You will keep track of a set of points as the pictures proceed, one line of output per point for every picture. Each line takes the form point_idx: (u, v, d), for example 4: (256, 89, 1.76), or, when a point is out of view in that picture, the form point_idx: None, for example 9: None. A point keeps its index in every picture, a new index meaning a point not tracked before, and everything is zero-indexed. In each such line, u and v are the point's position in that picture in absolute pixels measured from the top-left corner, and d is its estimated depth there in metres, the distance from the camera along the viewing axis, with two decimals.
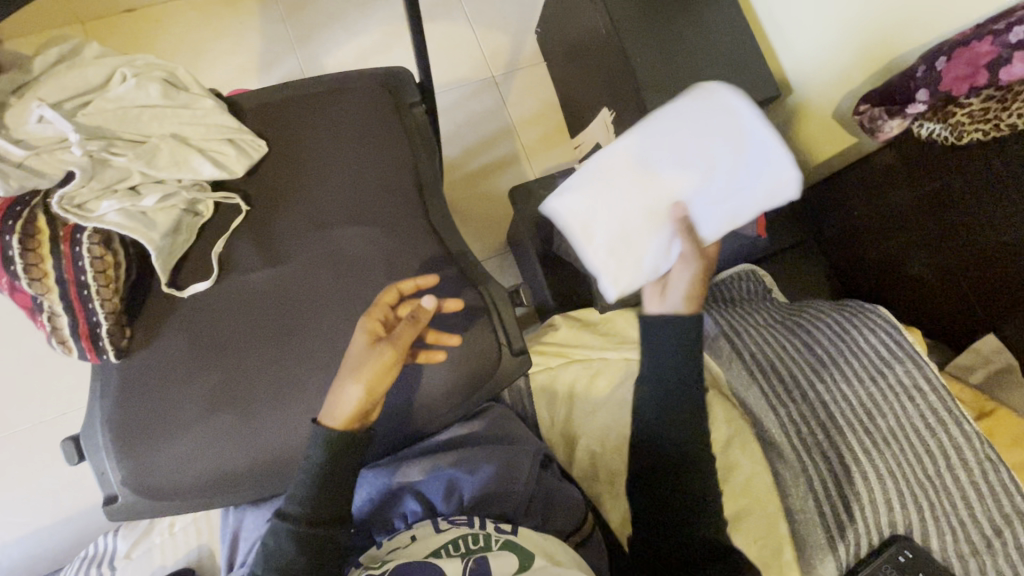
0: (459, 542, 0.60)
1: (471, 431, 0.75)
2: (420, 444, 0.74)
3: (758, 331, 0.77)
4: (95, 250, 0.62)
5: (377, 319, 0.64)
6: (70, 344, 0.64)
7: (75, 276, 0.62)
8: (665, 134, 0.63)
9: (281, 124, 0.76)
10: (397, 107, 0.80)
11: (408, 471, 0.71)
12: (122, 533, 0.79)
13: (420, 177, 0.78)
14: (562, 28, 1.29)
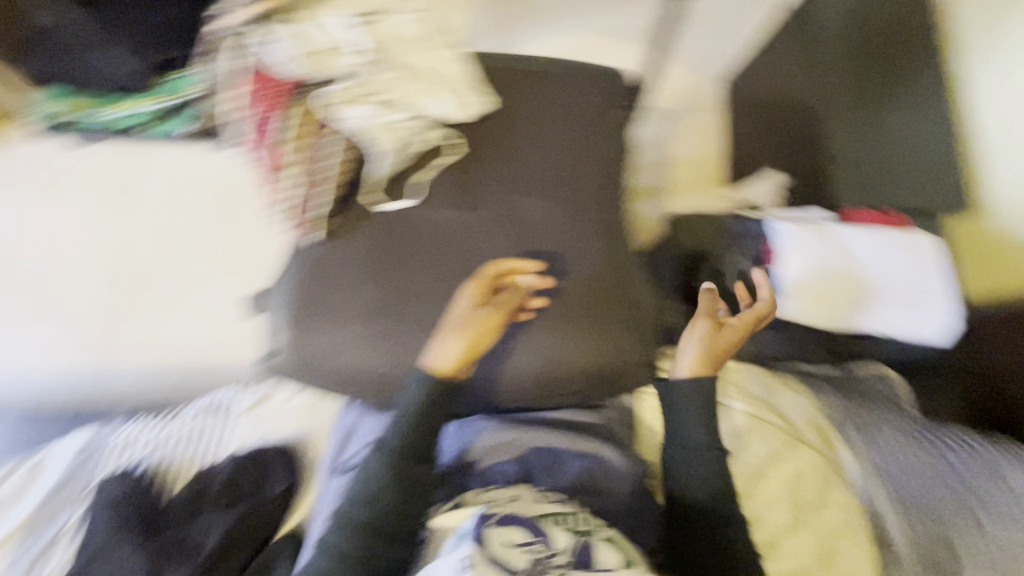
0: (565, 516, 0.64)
1: (580, 421, 0.79)
2: (528, 412, 0.79)
3: (889, 431, 0.76)
4: (340, 148, 0.73)
5: (482, 284, 0.71)
6: (289, 214, 0.74)
7: (318, 164, 0.73)
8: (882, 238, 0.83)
9: (505, 88, 0.81)
10: (609, 104, 0.83)
11: (499, 438, 0.75)
12: (241, 391, 0.84)
13: (610, 174, 0.81)
14: (757, 83, 1.29)
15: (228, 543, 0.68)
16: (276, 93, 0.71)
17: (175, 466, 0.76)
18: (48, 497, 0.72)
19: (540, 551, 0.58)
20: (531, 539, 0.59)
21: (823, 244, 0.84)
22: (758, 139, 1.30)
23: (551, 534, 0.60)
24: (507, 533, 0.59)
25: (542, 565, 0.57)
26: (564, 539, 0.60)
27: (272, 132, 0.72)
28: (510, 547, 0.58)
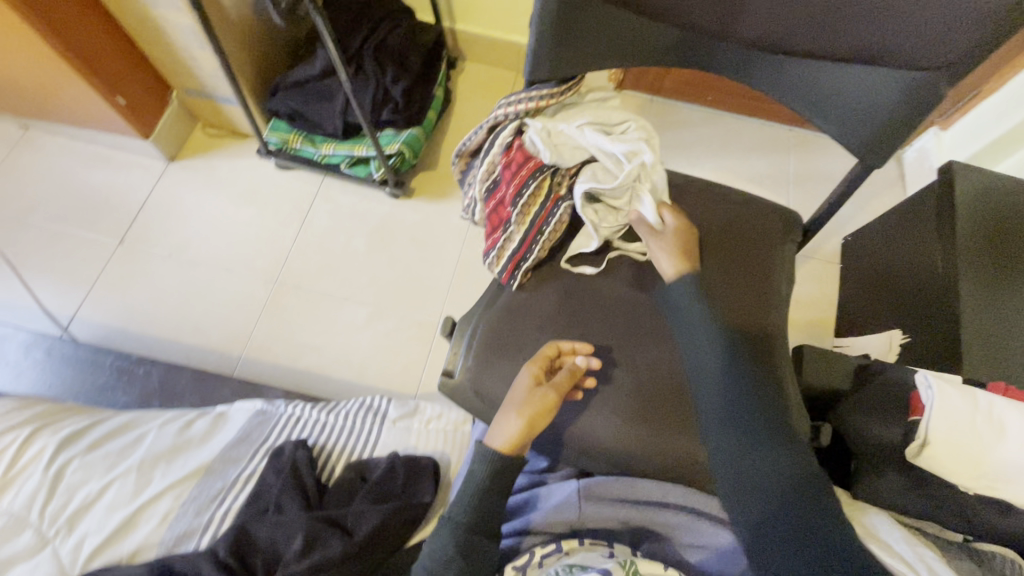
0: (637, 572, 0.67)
1: (645, 494, 0.80)
2: (589, 485, 0.81)
3: None
4: (560, 220, 0.86)
5: (539, 368, 0.77)
6: (500, 262, 0.86)
7: (540, 227, 0.85)
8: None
9: (690, 204, 0.95)
10: (780, 237, 0.94)
11: (586, 509, 0.79)
12: (393, 403, 0.96)
13: (769, 294, 0.91)
14: (883, 248, 1.39)
15: (377, 534, 0.73)
16: (530, 166, 0.86)
17: (333, 451, 0.86)
18: (226, 448, 0.82)
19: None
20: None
21: (970, 401, 0.83)
22: (877, 298, 1.38)
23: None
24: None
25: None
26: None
27: (517, 193, 0.85)
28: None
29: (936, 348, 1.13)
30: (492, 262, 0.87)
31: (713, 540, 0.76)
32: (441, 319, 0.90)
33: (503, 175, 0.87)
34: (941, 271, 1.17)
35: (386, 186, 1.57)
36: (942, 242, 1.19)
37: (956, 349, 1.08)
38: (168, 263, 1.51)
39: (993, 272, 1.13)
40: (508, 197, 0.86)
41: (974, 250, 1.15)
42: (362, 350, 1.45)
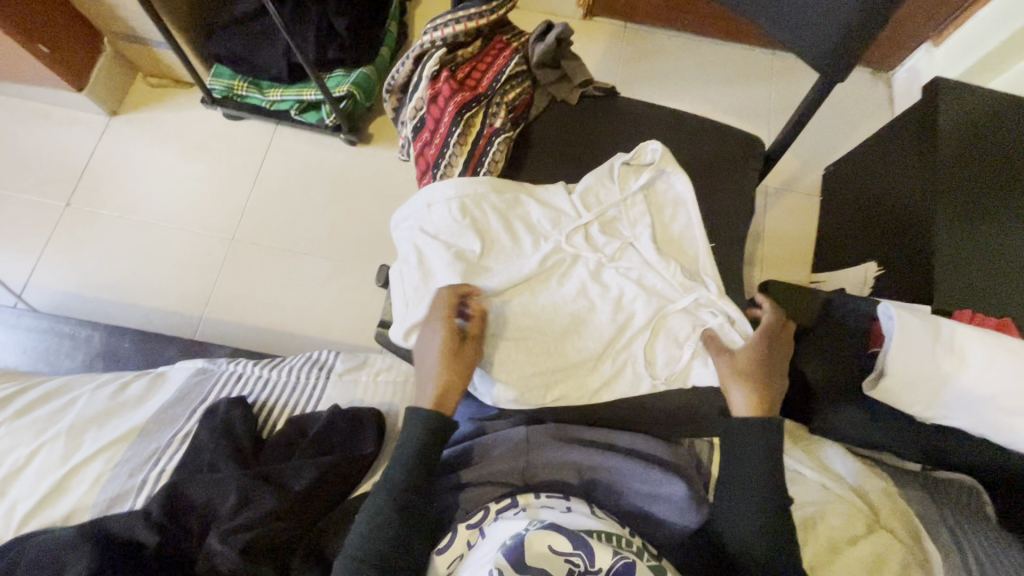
0: (611, 536, 0.59)
1: (610, 440, 0.75)
2: (554, 428, 0.74)
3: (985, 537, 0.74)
4: (496, 156, 0.82)
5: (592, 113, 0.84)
6: None
7: (475, 166, 0.81)
8: (998, 345, 0.77)
9: (643, 135, 0.88)
10: (738, 167, 0.88)
11: (534, 450, 0.72)
12: (341, 356, 0.93)
13: (725, 228, 0.86)
14: (863, 179, 1.32)
15: (315, 487, 0.72)
16: (458, 101, 0.81)
17: (276, 408, 0.84)
18: (161, 409, 0.80)
19: (578, 565, 0.54)
20: (570, 551, 0.54)
21: (931, 331, 0.79)
22: (854, 232, 1.32)
23: (593, 549, 0.54)
24: (546, 537, 0.54)
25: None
26: (606, 559, 0.54)
27: (445, 134, 0.80)
28: (546, 554, 0.53)
29: (911, 279, 1.09)
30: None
31: (668, 492, 0.67)
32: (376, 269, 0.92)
33: (429, 113, 0.82)
34: (917, 200, 1.11)
35: (340, 133, 1.48)
36: (920, 169, 1.12)
37: (927, 280, 1.04)
38: (119, 224, 1.45)
39: (974, 199, 1.07)
40: (444, 130, 0.81)
41: (953, 174, 1.08)
42: (325, 306, 1.41)
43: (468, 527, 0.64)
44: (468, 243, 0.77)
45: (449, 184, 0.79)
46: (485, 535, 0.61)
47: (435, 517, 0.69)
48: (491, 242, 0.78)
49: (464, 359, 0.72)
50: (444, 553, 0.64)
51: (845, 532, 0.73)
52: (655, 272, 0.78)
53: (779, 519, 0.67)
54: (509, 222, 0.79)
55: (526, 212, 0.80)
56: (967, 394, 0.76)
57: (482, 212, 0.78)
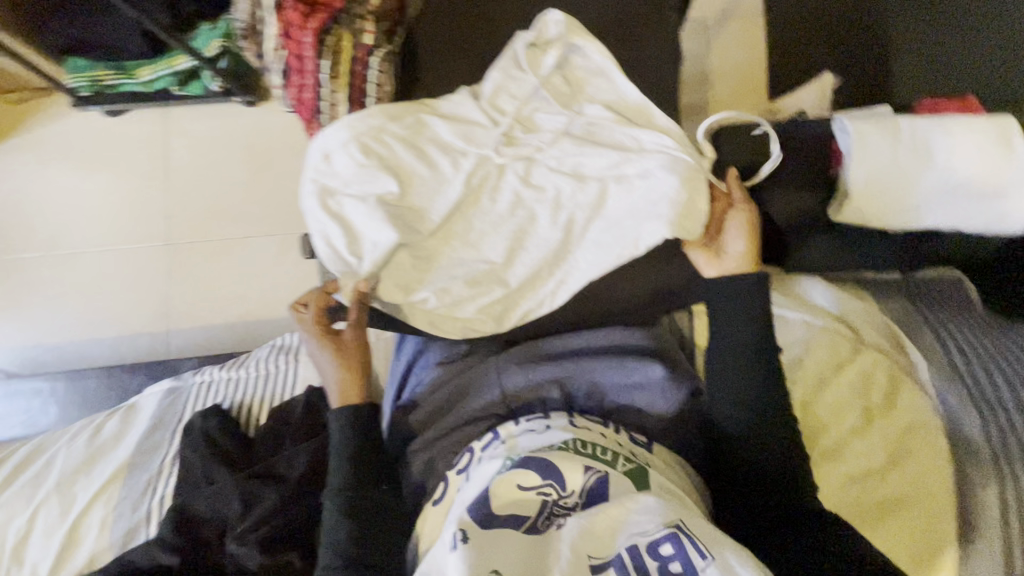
0: (586, 444, 0.60)
1: (584, 346, 0.74)
2: (525, 351, 0.74)
3: (963, 329, 0.74)
4: (380, 75, 0.72)
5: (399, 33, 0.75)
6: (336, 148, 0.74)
7: (361, 94, 0.72)
8: (957, 129, 0.74)
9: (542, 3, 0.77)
10: (655, 12, 0.78)
11: (508, 377, 0.71)
12: (305, 335, 0.90)
13: (654, 86, 0.77)
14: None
15: (313, 470, 0.73)
16: (313, 21, 0.69)
17: (255, 404, 0.83)
18: (142, 439, 0.79)
19: (551, 494, 0.55)
20: (540, 484, 0.55)
21: (890, 135, 0.74)
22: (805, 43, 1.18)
23: (563, 475, 0.56)
24: (515, 477, 0.55)
25: (551, 511, 0.55)
26: (576, 482, 0.56)
27: (314, 66, 0.70)
28: (517, 493, 0.55)
29: None
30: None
31: (645, 376, 0.69)
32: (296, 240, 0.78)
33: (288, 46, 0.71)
34: None
35: (234, 96, 1.33)
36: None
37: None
38: (47, 264, 1.37)
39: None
40: (308, 64, 0.70)
41: None
42: (287, 283, 1.36)
43: (458, 473, 0.63)
44: (385, 185, 0.69)
45: (341, 130, 0.70)
46: (470, 478, 0.61)
47: (429, 469, 0.69)
48: (406, 175, 0.70)
49: (345, 344, 0.70)
50: (439, 503, 0.63)
51: (832, 361, 0.73)
52: (592, 153, 0.71)
53: (758, 370, 0.67)
54: (420, 149, 0.71)
55: (435, 133, 0.71)
56: (936, 188, 0.74)
57: (387, 148, 0.70)
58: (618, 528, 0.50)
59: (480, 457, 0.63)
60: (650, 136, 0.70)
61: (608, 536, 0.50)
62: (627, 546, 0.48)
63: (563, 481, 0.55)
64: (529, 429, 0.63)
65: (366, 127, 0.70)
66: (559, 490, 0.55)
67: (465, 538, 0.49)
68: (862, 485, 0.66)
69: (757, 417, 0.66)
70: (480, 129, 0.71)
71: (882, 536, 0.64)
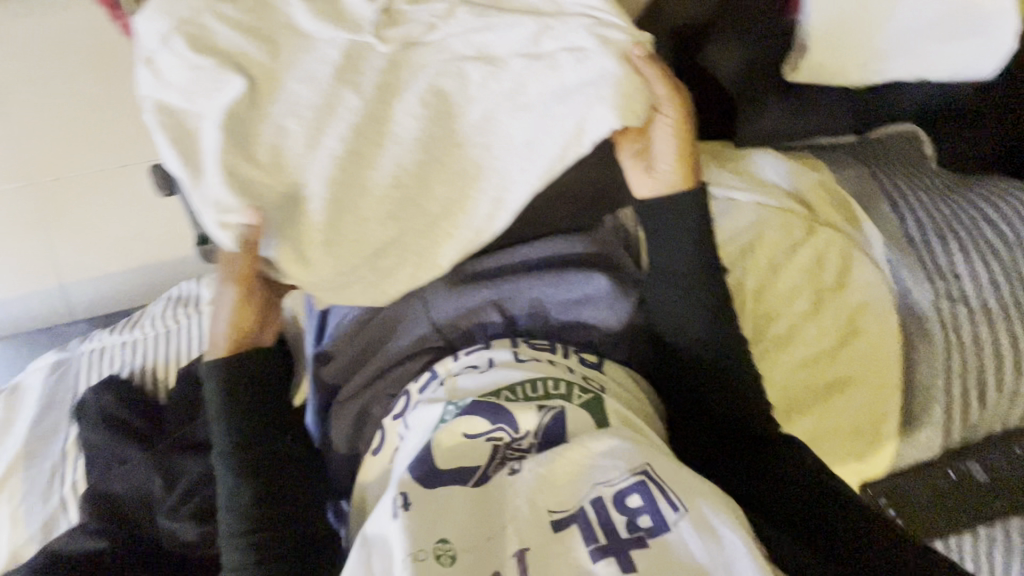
0: (536, 385, 0.54)
1: (520, 260, 0.66)
2: (454, 272, 0.65)
3: (920, 195, 0.69)
4: None
5: None
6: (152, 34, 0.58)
7: None
8: None
9: None
10: None
11: (437, 307, 0.63)
12: (204, 282, 0.78)
13: None
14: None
15: None
16: None
17: (160, 366, 0.73)
18: (36, 423, 0.70)
19: (502, 438, 0.50)
20: (490, 429, 0.50)
21: None
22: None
23: (515, 416, 0.51)
24: (460, 425, 0.50)
25: (504, 456, 0.50)
26: (531, 422, 0.51)
27: None
28: (463, 441, 0.50)
29: None
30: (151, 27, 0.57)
31: (589, 291, 0.63)
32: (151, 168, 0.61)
33: None
34: None
35: None
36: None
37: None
38: None
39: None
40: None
41: None
42: None
43: (395, 420, 0.57)
44: (228, 88, 0.49)
45: (157, 17, 0.50)
46: (409, 426, 0.55)
47: (363, 418, 0.63)
48: (259, 74, 0.50)
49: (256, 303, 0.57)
50: (380, 452, 0.58)
51: (786, 243, 0.68)
52: (502, 23, 0.52)
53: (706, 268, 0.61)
54: (271, 43, 0.51)
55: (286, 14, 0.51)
56: (903, 29, 0.63)
57: (220, 31, 0.49)
58: (582, 477, 0.46)
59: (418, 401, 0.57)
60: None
61: (569, 484, 0.46)
62: (592, 497, 0.44)
63: (517, 424, 0.50)
64: (471, 365, 0.57)
65: (189, 9, 0.49)
66: (514, 433, 0.50)
67: (407, 504, 0.44)
68: (810, 370, 0.65)
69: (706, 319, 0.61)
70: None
71: (828, 417, 0.63)
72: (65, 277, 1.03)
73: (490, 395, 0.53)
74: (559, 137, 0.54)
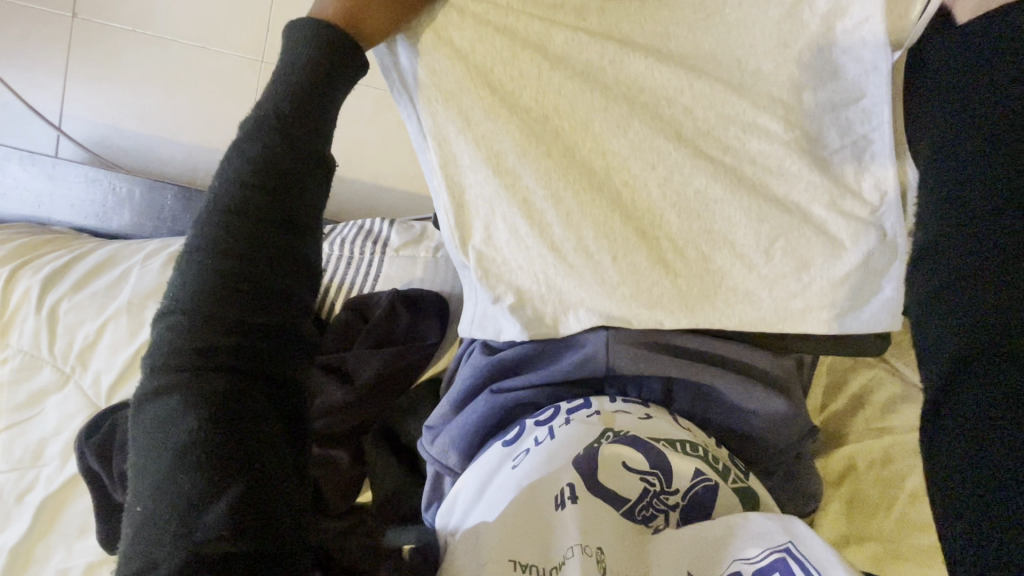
0: (695, 446, 0.61)
1: (711, 349, 0.66)
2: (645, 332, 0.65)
3: None
4: None
5: None
6: None
7: None
8: None
9: None
10: None
11: (618, 358, 0.64)
12: (394, 227, 0.83)
13: None
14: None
15: (381, 377, 0.74)
16: None
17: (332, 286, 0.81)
18: None
19: (654, 485, 0.58)
20: (646, 470, 0.58)
21: None
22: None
23: (671, 466, 0.58)
24: (622, 453, 0.58)
25: (651, 501, 0.58)
26: (683, 482, 0.58)
27: None
28: (621, 469, 0.58)
29: None
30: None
31: (767, 408, 0.63)
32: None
33: None
34: None
35: None
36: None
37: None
38: (135, 41, 1.25)
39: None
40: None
41: None
42: (373, 147, 1.25)
43: (537, 424, 0.63)
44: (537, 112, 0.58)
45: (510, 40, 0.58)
46: (554, 434, 0.60)
47: (505, 418, 0.66)
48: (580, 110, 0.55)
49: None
50: (511, 444, 0.62)
51: None
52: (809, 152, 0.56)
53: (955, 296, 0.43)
54: None
55: None
56: None
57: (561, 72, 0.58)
58: (722, 547, 0.51)
59: (567, 417, 0.62)
60: (885, 171, 0.55)
61: (710, 554, 0.51)
62: (732, 569, 0.49)
63: (670, 474, 0.58)
64: (625, 411, 0.63)
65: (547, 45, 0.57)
66: (666, 483, 0.57)
67: (575, 497, 0.55)
68: None
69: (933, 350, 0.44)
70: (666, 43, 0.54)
71: None
72: None
73: (652, 437, 0.60)
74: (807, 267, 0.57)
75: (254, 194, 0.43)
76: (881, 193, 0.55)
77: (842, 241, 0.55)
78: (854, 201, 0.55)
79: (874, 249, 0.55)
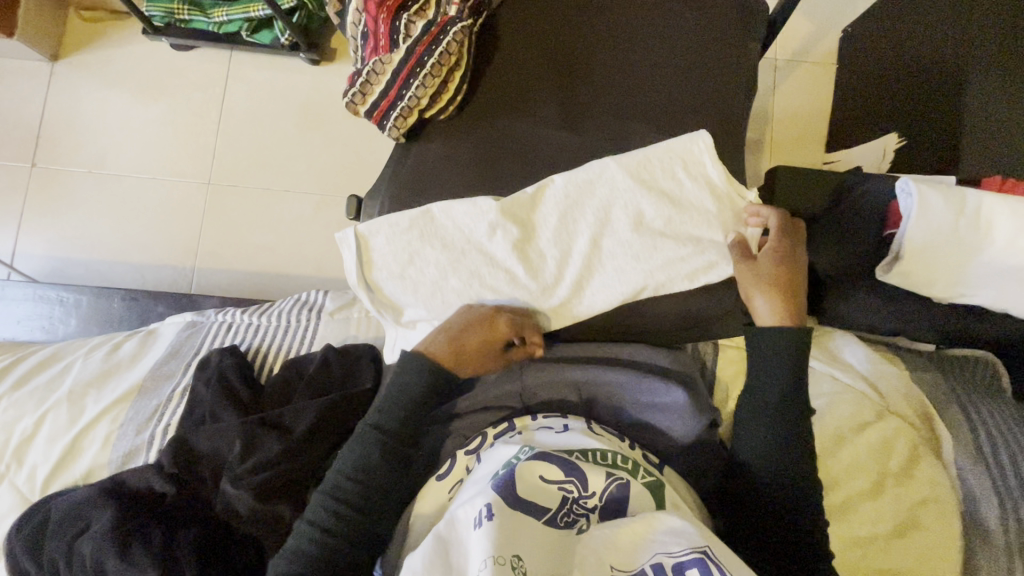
0: (606, 455, 0.63)
1: (609, 354, 0.75)
2: (551, 349, 0.75)
3: (1005, 415, 0.71)
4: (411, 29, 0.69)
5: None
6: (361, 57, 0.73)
7: (388, 33, 0.69)
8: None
9: (627, 15, 0.77)
10: (739, 37, 0.77)
11: (531, 374, 0.72)
12: (329, 295, 0.91)
13: (727, 105, 0.76)
14: (887, 16, 1.07)
15: (319, 427, 0.72)
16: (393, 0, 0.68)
17: (268, 350, 0.84)
18: (156, 365, 0.80)
19: (573, 491, 0.59)
20: (563, 479, 0.59)
21: (954, 204, 0.72)
22: (856, 90, 1.15)
23: (586, 475, 0.60)
24: (538, 468, 0.60)
25: (572, 507, 0.59)
26: (599, 485, 0.60)
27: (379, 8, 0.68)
28: (539, 482, 0.59)
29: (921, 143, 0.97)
30: (354, 100, 0.71)
31: (666, 399, 0.69)
32: (346, 199, 0.87)
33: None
34: (921, 47, 0.98)
35: (299, 52, 1.35)
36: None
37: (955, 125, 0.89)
38: (91, 181, 1.38)
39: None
40: (391, 1, 0.68)
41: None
42: (314, 243, 1.37)
43: (467, 453, 0.67)
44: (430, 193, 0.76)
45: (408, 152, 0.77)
46: (481, 460, 0.65)
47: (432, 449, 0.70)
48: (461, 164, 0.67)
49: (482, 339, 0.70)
50: (444, 478, 0.66)
51: (852, 419, 0.72)
52: (645, 181, 0.72)
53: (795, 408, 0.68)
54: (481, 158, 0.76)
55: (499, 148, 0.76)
56: (987, 264, 0.72)
57: (450, 155, 0.76)
58: (644, 544, 0.52)
59: (492, 442, 0.67)
60: (693, 161, 0.72)
61: (630, 550, 0.53)
62: (652, 562, 0.51)
63: (587, 483, 0.59)
64: (547, 425, 0.67)
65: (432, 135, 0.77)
66: (582, 489, 0.59)
67: (491, 515, 0.54)
68: (862, 548, 0.66)
69: (786, 415, 0.67)
70: (517, 140, 0.76)
71: None
72: (210, 264, 1.36)
73: (565, 451, 0.63)
74: (659, 271, 0.73)
75: (401, 419, 0.68)
76: (697, 178, 0.72)
77: (671, 215, 0.72)
78: (674, 185, 0.72)
79: (701, 220, 0.72)
